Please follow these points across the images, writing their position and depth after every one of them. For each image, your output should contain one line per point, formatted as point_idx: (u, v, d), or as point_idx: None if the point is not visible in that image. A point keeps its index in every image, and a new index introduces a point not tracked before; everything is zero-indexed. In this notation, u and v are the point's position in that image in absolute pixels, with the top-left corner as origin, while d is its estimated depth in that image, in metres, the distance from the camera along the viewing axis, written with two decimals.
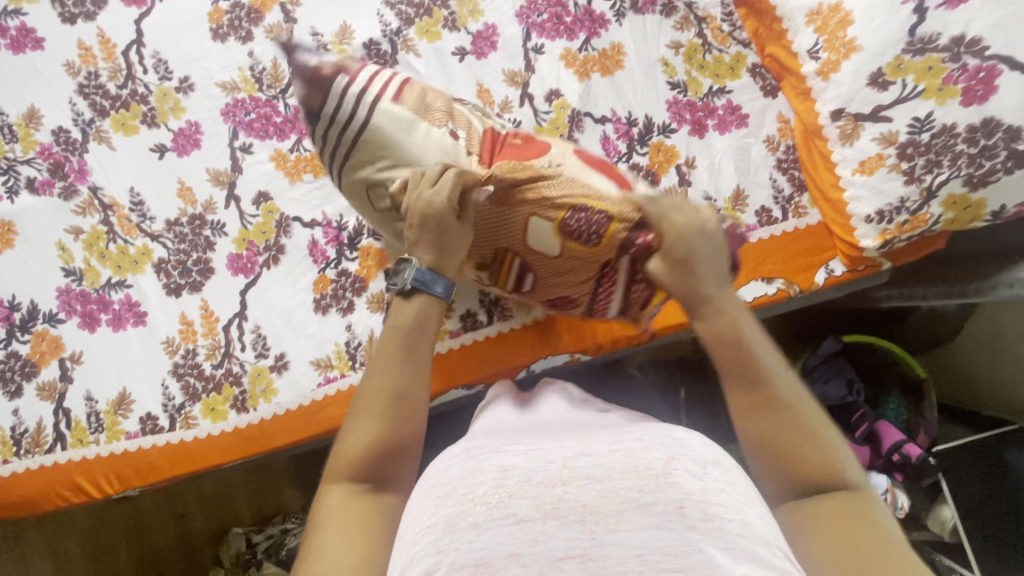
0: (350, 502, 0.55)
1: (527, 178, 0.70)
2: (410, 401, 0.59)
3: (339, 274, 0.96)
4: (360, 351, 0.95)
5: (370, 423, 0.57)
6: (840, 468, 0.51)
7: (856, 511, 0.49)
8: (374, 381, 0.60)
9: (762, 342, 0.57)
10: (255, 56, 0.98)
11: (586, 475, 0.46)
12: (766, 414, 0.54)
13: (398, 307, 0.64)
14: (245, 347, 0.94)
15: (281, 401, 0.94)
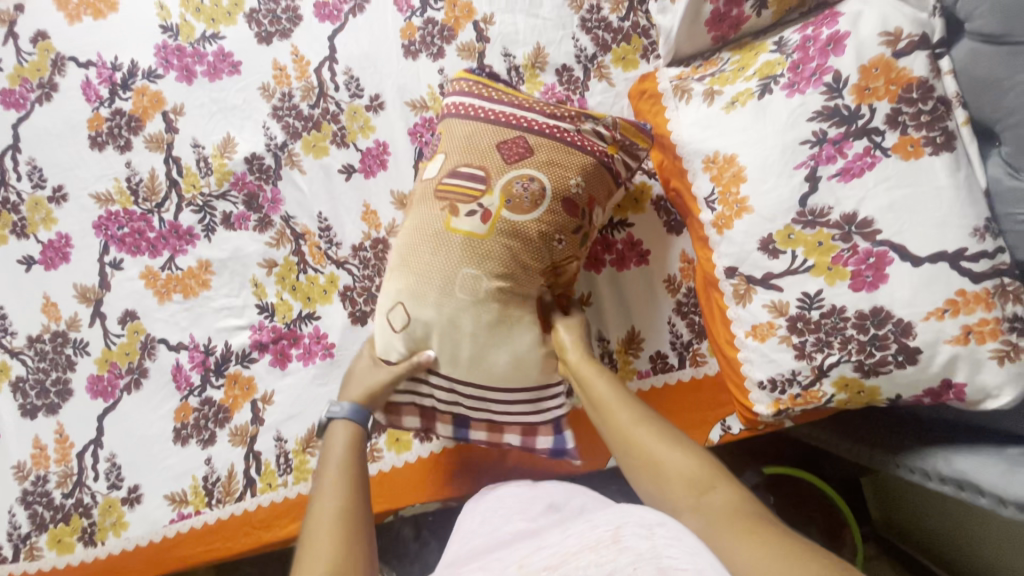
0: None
1: (423, 249, 0.77)
2: (355, 513, 0.64)
3: (202, 403, 0.91)
4: (218, 488, 0.90)
5: (327, 535, 0.61)
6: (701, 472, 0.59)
7: (732, 509, 0.53)
8: (323, 506, 0.65)
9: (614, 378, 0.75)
10: (132, 167, 0.94)
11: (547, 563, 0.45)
12: (660, 450, 0.63)
13: (336, 442, 0.75)
14: (99, 476, 0.90)
15: (131, 536, 0.89)
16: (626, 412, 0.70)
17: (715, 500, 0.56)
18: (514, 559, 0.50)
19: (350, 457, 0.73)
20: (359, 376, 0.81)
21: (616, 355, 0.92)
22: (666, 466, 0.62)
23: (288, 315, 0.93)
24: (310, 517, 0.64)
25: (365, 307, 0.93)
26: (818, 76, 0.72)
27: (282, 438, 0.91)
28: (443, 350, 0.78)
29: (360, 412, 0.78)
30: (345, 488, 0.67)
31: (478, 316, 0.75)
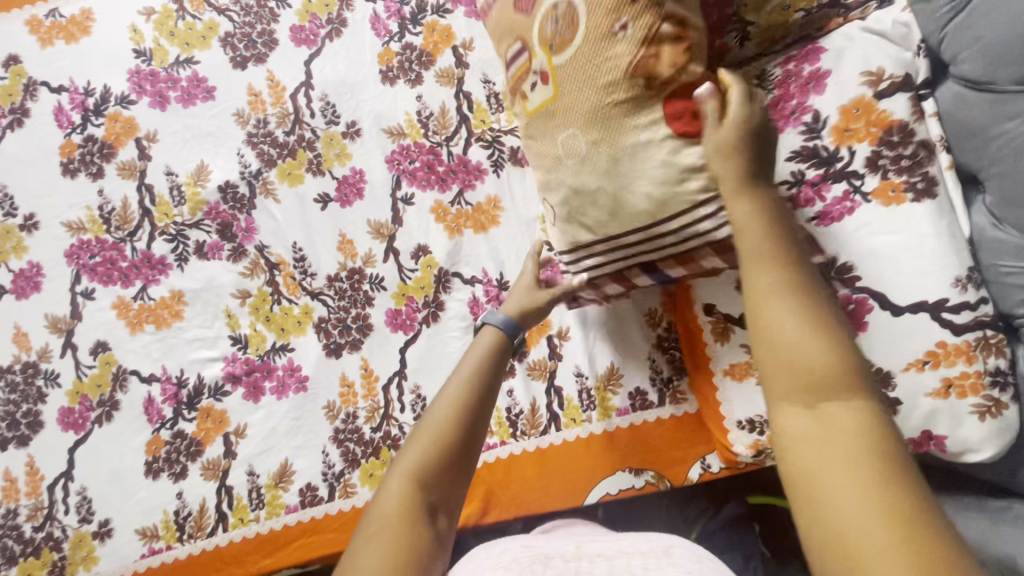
0: (393, 509, 0.50)
1: (537, 142, 0.73)
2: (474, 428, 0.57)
3: (174, 436, 0.90)
4: (189, 523, 0.89)
5: (425, 451, 0.54)
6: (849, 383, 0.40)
7: (876, 447, 0.37)
8: (438, 413, 0.57)
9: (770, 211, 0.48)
10: (104, 195, 0.93)
11: (599, 554, 0.57)
12: (787, 318, 0.42)
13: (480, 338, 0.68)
14: (69, 510, 0.89)
15: (101, 572, 0.88)
16: (772, 270, 0.44)
17: (843, 411, 0.39)
18: (572, 543, 0.61)
19: (490, 369, 0.63)
20: (518, 288, 0.81)
21: (595, 392, 0.90)
22: (782, 347, 0.41)
23: (262, 346, 0.92)
24: (423, 419, 0.57)
25: (340, 339, 0.92)
26: (798, 115, 0.69)
27: (254, 472, 0.90)
28: (594, 221, 0.71)
29: (506, 323, 0.70)
30: (466, 408, 0.57)
31: (597, 167, 0.67)
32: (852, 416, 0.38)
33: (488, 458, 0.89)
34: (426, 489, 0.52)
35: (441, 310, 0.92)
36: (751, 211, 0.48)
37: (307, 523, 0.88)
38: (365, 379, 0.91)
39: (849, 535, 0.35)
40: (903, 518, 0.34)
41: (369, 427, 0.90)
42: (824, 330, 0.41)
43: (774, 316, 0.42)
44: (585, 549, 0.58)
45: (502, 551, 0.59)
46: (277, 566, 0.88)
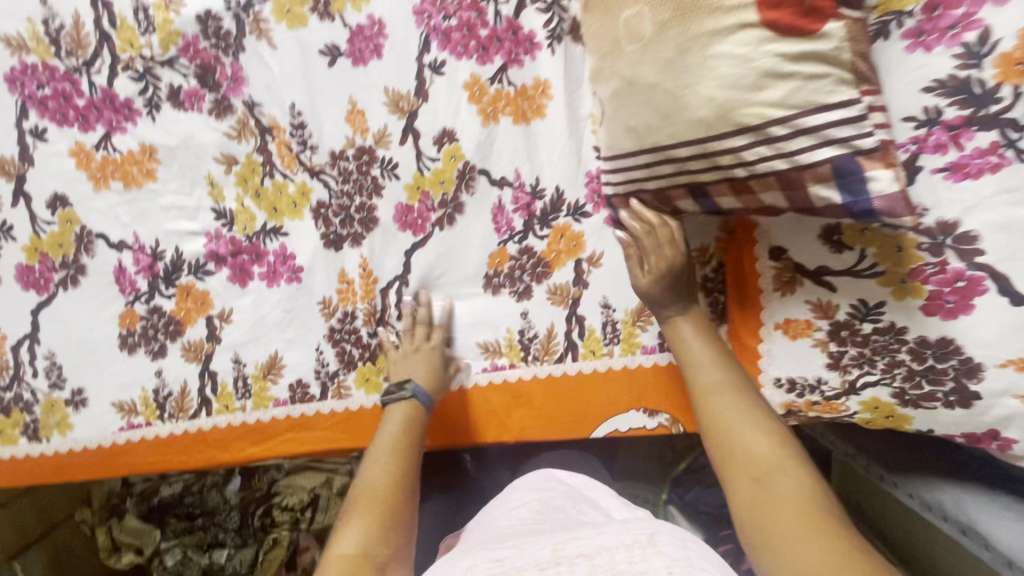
0: (358, 567, 0.52)
1: (594, 12, 0.61)
2: (404, 487, 0.63)
3: (150, 312, 0.81)
4: (170, 403, 0.83)
5: (371, 513, 0.58)
6: (779, 452, 0.53)
7: (797, 501, 0.49)
8: (373, 481, 0.63)
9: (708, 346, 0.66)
10: (49, 6, 0.74)
11: (577, 554, 0.52)
12: (731, 415, 0.58)
13: (390, 419, 0.73)
14: (38, 374, 0.82)
15: (77, 439, 0.83)
16: (714, 376, 0.63)
17: (779, 483, 0.51)
18: (550, 543, 0.56)
19: (412, 431, 0.71)
20: (411, 355, 0.78)
21: (621, 326, 0.81)
22: (730, 433, 0.57)
23: (250, 226, 0.80)
24: (361, 484, 0.63)
25: (341, 230, 0.80)
26: (958, 30, 0.52)
27: (240, 361, 0.83)
28: (639, 119, 0.59)
29: (426, 397, 0.75)
30: (393, 470, 0.65)
31: (659, 55, 0.55)
32: (793, 481, 0.51)
33: (495, 379, 0.83)
34: (376, 543, 0.55)
35: (461, 210, 0.78)
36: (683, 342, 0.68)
37: (296, 418, 0.83)
38: (365, 279, 0.81)
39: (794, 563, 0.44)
40: (817, 539, 0.45)
41: (366, 331, 0.82)
42: (756, 422, 0.57)
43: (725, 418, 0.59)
44: (563, 551, 0.53)
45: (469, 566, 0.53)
46: (261, 457, 0.84)
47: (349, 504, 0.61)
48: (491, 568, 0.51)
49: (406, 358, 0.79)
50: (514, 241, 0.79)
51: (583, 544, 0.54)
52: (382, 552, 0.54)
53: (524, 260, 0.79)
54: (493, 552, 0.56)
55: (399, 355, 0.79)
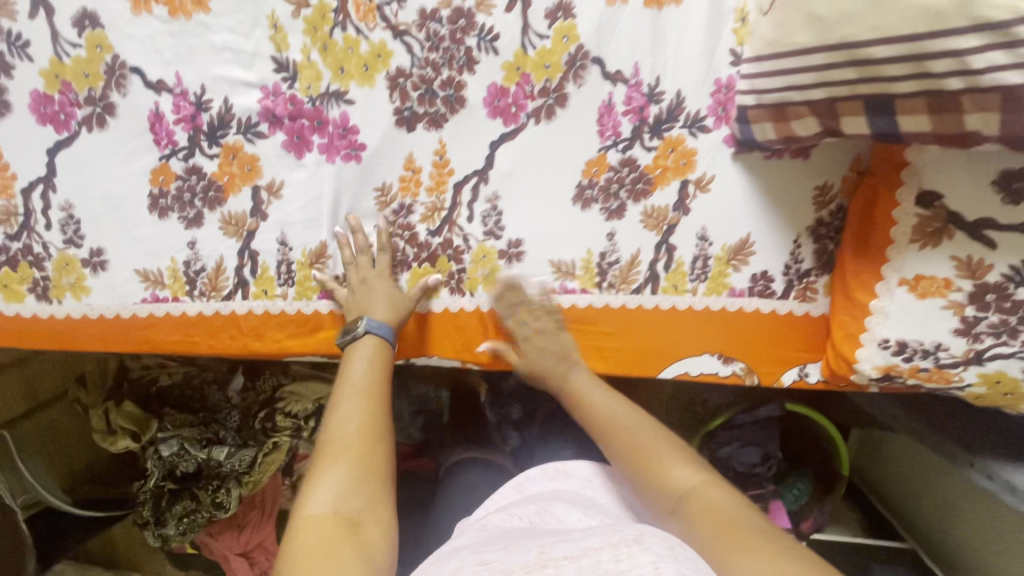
0: (331, 527, 0.54)
1: None
2: (378, 431, 0.64)
3: (188, 171, 0.70)
4: (202, 280, 0.73)
5: (344, 461, 0.60)
6: (685, 485, 0.62)
7: (718, 511, 0.57)
8: (345, 428, 0.63)
9: (608, 400, 0.73)
10: None
11: (565, 556, 0.50)
12: (653, 454, 0.67)
13: (351, 360, 0.69)
14: (51, 226, 0.71)
15: (94, 305, 0.74)
16: (632, 422, 0.71)
17: (701, 500, 0.59)
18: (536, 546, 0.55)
19: (381, 368, 0.69)
20: (361, 289, 0.71)
21: (712, 262, 0.73)
22: (656, 472, 0.65)
23: (314, 87, 0.68)
24: (336, 436, 0.63)
25: (417, 106, 0.68)
26: None
27: (286, 244, 0.73)
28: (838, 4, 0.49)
29: (388, 330, 0.70)
30: (365, 415, 0.65)
31: None
32: (708, 499, 0.59)
33: (564, 303, 0.74)
34: (353, 501, 0.57)
35: (566, 103, 0.67)
36: (583, 392, 0.74)
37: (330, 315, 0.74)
38: (436, 170, 0.70)
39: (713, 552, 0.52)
40: (733, 533, 0.53)
41: (424, 230, 0.72)
42: (667, 462, 0.66)
43: (644, 456, 0.67)
44: (549, 553, 0.52)
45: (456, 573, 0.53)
46: (295, 350, 0.76)
47: (320, 451, 0.62)
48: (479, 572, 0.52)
49: (358, 294, 0.71)
50: (616, 149, 0.69)
51: (569, 547, 0.52)
52: (356, 503, 0.57)
53: (624, 173, 0.69)
54: (482, 556, 0.56)
55: (349, 291, 0.72)
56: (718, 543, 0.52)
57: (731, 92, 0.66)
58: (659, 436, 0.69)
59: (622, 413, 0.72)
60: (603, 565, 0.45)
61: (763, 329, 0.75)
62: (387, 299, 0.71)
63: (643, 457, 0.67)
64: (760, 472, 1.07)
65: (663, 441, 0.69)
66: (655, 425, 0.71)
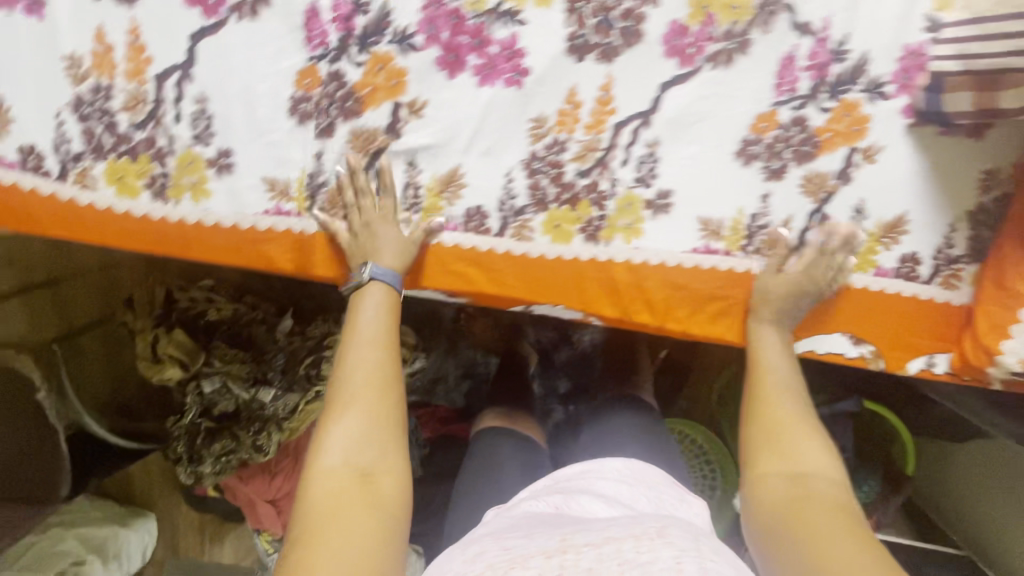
0: (347, 479, 0.61)
1: None
2: (388, 384, 0.69)
3: (331, 76, 0.66)
4: (322, 195, 0.70)
5: (355, 414, 0.65)
6: (809, 475, 0.66)
7: (837, 506, 0.61)
8: (353, 380, 0.68)
9: (781, 367, 0.75)
10: None
11: (586, 544, 0.57)
12: (794, 438, 0.71)
13: (356, 307, 0.72)
14: (181, 118, 0.67)
15: (212, 210, 0.70)
16: (787, 401, 0.74)
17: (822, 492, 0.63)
18: (560, 533, 0.61)
19: (387, 321, 0.72)
20: (365, 235, 0.70)
21: (864, 237, 0.71)
22: (791, 453, 0.69)
23: (480, 2, 0.63)
24: (346, 387, 0.68)
25: (592, 35, 0.64)
26: None
27: (415, 168, 0.69)
28: None
29: (394, 276, 0.71)
30: (375, 366, 0.69)
31: None
32: (826, 493, 0.63)
33: (701, 263, 0.72)
34: (363, 452, 0.64)
35: (748, 50, 0.64)
36: (761, 346, 0.75)
37: (331, 253, 0.73)
38: (598, 106, 0.66)
39: (821, 537, 0.55)
40: (846, 526, 0.57)
41: (574, 169, 0.68)
42: (799, 450, 0.69)
43: (785, 431, 0.71)
44: (571, 540, 0.59)
45: (481, 556, 0.60)
46: (419, 283, 0.74)
47: (332, 402, 0.67)
48: (499, 557, 0.59)
49: (361, 239, 0.70)
50: (789, 106, 0.66)
51: (589, 536, 0.59)
52: (369, 459, 0.64)
53: (793, 133, 0.66)
54: (504, 542, 0.64)
55: (352, 236, 0.70)
56: (827, 531, 0.56)
57: (920, 60, 0.63)
58: (808, 422, 0.72)
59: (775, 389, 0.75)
60: (623, 556, 0.53)
61: (776, 314, 0.75)
62: (387, 247, 0.69)
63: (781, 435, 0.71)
64: None
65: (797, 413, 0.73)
66: (794, 394, 0.75)
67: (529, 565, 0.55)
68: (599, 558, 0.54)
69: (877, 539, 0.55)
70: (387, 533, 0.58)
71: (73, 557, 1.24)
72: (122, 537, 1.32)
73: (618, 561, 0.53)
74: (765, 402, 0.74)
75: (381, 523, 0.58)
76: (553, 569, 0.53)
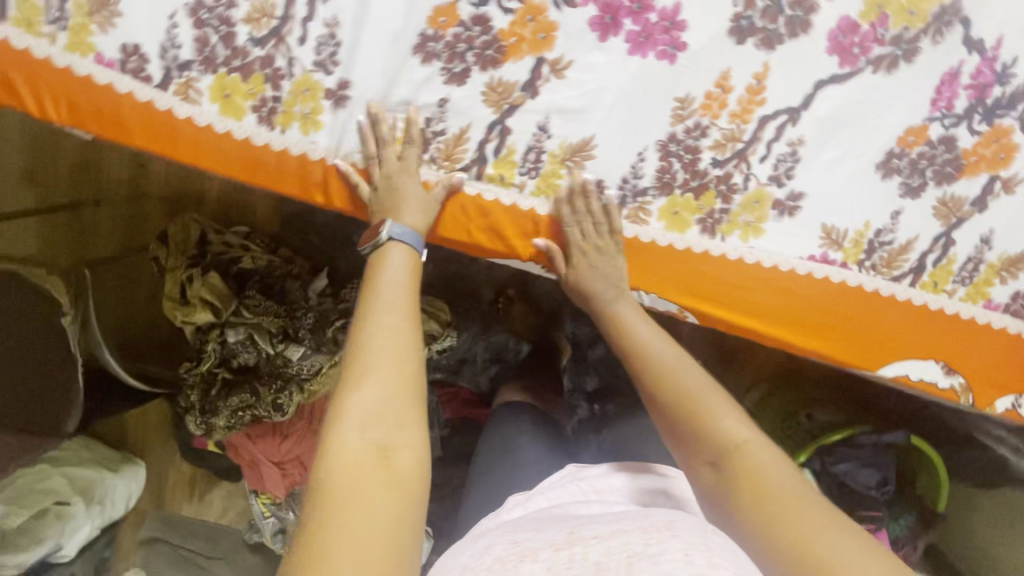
0: (363, 457, 0.50)
1: None
2: (405, 345, 0.57)
3: (474, 19, 0.61)
4: (439, 145, 0.65)
5: (373, 380, 0.54)
6: (733, 437, 0.57)
7: (783, 479, 0.53)
8: (371, 341, 0.56)
9: (649, 330, 0.67)
10: None
11: (594, 538, 0.55)
12: (695, 391, 0.61)
13: (376, 264, 0.64)
14: (305, 41, 0.61)
15: (321, 144, 0.65)
16: (674, 358, 0.64)
17: (752, 458, 0.55)
18: (566, 527, 0.60)
19: (396, 278, 0.62)
20: (388, 194, 0.64)
21: (982, 268, 0.70)
22: (696, 412, 0.59)
23: None
24: (357, 350, 0.56)
25: (759, 19, 0.61)
26: None
27: (546, 131, 0.64)
28: None
29: (415, 237, 0.64)
30: (395, 326, 0.58)
31: None
32: (753, 458, 0.55)
33: (816, 272, 0.69)
34: (381, 424, 0.52)
35: (913, 60, 0.62)
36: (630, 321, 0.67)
37: (351, 200, 0.68)
38: (748, 94, 0.63)
39: (798, 532, 0.48)
40: (806, 508, 0.50)
41: (710, 157, 0.65)
42: (702, 407, 0.60)
43: (675, 390, 0.61)
44: (578, 534, 0.57)
45: (487, 548, 0.60)
46: (515, 253, 0.69)
47: (346, 366, 0.55)
48: (507, 550, 0.58)
49: (382, 197, 0.65)
50: (941, 123, 0.64)
51: (597, 529, 0.58)
52: (390, 432, 0.52)
53: (938, 151, 0.65)
54: (513, 535, 0.62)
55: (373, 193, 0.65)
56: (800, 519, 0.49)
57: None
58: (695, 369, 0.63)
59: (645, 353, 0.65)
60: (632, 547, 0.51)
61: (807, 329, 0.72)
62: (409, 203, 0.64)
63: (678, 394, 0.61)
64: (873, 495, 1.07)
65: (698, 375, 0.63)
66: (692, 363, 0.64)
67: (538, 559, 0.53)
68: (607, 552, 0.52)
69: (848, 518, 0.50)
70: (409, 521, 0.48)
71: (59, 498, 1.11)
72: (109, 483, 1.20)
73: (629, 554, 0.50)
74: (647, 370, 0.64)
75: (402, 508, 0.48)
76: (562, 563, 0.52)
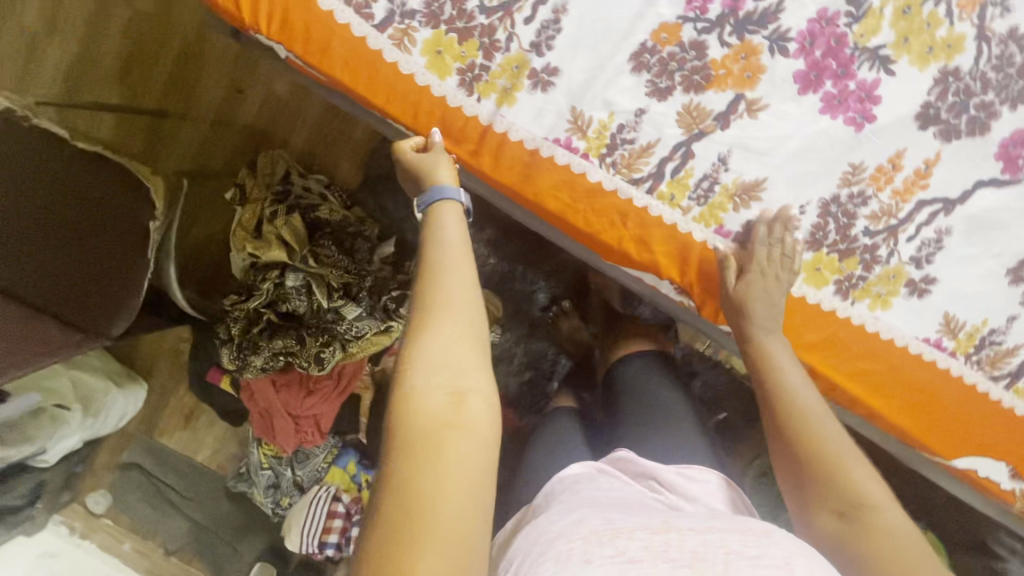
0: (436, 408, 0.47)
1: None
2: (468, 296, 0.55)
3: (694, 45, 0.64)
4: (622, 153, 0.67)
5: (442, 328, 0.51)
6: (869, 495, 0.57)
7: (909, 544, 0.54)
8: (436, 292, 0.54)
9: (789, 362, 0.68)
10: None
11: (691, 527, 0.52)
12: (828, 439, 0.62)
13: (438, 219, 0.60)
14: (530, 20, 0.63)
15: (510, 119, 0.67)
16: (813, 400, 0.65)
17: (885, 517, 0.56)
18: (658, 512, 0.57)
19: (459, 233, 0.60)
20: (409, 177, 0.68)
21: None
22: (832, 460, 0.60)
23: (866, 38, 0.64)
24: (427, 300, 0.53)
25: (944, 112, 0.66)
26: None
27: (725, 162, 0.68)
28: None
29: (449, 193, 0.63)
30: (461, 276, 0.55)
31: None
32: (882, 519, 0.56)
33: (926, 354, 0.73)
34: (447, 371, 0.49)
35: None
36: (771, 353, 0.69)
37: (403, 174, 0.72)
38: (914, 176, 0.68)
39: None
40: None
41: (864, 225, 0.69)
42: (837, 456, 0.60)
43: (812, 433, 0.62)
44: (673, 522, 0.54)
45: (581, 519, 0.56)
46: (654, 267, 0.71)
47: (414, 315, 0.53)
48: (603, 524, 0.54)
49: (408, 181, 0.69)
50: None
51: (692, 520, 0.54)
52: (455, 380, 0.49)
53: None
54: (605, 512, 0.57)
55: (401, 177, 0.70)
56: None
57: None
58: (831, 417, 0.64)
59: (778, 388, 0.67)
60: (731, 545, 0.49)
61: (901, 406, 0.75)
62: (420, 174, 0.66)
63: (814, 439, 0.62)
64: None
65: (841, 434, 0.63)
66: (826, 408, 0.65)
67: (635, 537, 0.51)
68: (705, 543, 0.50)
69: None
70: (485, 470, 0.46)
71: (60, 400, 1.06)
72: (110, 397, 1.15)
73: (728, 552, 0.48)
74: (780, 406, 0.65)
75: (478, 455, 0.46)
76: (660, 545, 0.50)
